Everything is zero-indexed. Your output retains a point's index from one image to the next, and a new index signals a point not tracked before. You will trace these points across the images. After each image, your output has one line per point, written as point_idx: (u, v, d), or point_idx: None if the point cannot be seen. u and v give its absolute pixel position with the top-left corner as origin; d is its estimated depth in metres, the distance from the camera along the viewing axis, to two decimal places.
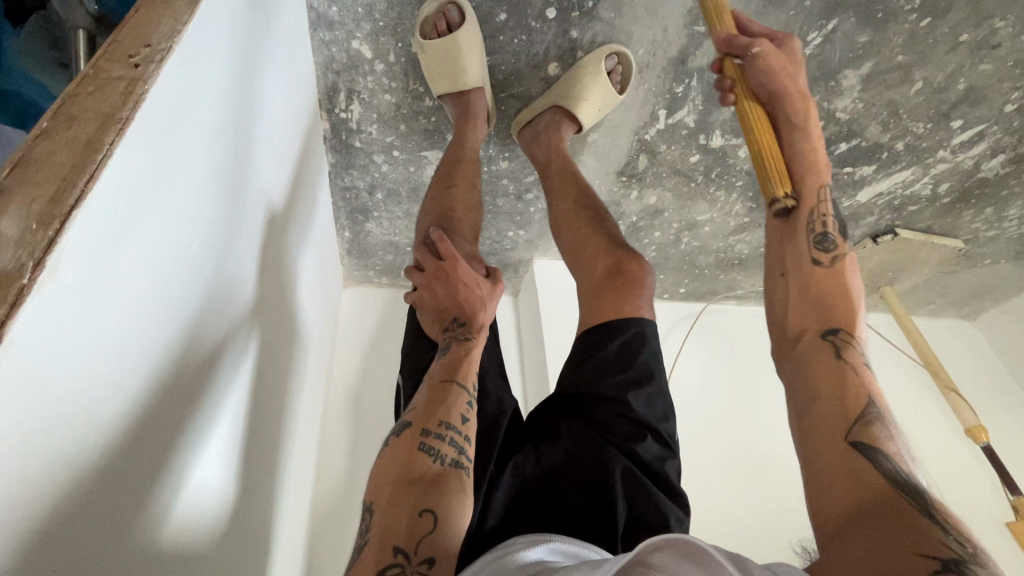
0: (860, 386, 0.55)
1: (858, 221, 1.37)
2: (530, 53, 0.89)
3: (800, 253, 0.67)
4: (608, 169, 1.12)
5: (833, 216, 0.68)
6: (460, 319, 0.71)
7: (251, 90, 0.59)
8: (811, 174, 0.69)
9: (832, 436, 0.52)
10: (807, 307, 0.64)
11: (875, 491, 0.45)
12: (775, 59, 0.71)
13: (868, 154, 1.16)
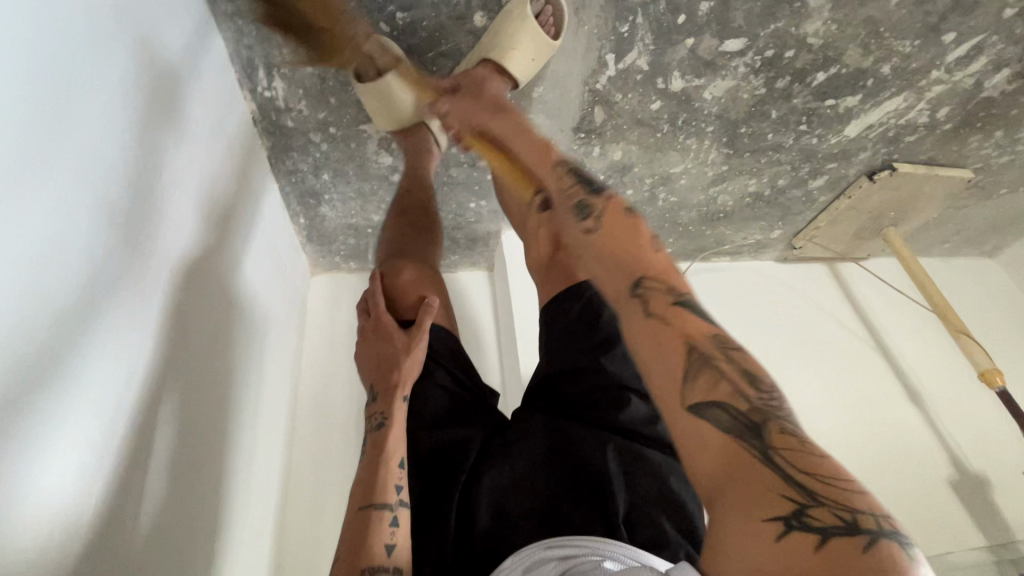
0: (676, 335, 0.43)
1: (850, 159, 1.26)
2: (451, 4, 0.82)
3: (571, 235, 0.56)
4: (563, 126, 1.05)
5: (573, 177, 0.59)
6: (379, 396, 0.70)
7: (105, 83, 0.55)
8: (535, 152, 0.64)
9: (661, 389, 0.42)
10: (608, 267, 0.50)
11: (723, 449, 0.37)
12: (466, 106, 0.78)
13: (850, 82, 1.06)
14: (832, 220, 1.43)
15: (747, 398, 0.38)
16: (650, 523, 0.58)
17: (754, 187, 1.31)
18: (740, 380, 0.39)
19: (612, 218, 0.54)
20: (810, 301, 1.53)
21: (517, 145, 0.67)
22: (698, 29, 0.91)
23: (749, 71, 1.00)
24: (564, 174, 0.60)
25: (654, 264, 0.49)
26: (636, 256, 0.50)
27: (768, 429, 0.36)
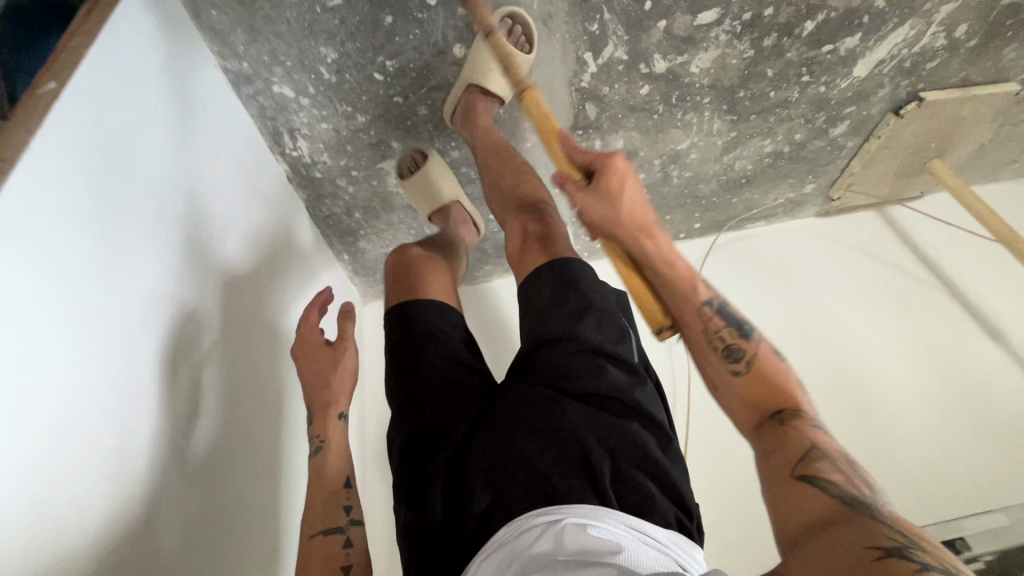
0: (803, 438, 0.58)
1: (868, 99, 1.21)
2: (431, 43, 0.91)
3: (717, 370, 0.68)
4: (560, 128, 1.11)
5: (726, 324, 0.70)
6: (315, 416, 0.85)
7: (166, 182, 0.74)
8: (681, 296, 0.72)
9: (780, 476, 0.56)
10: (745, 401, 0.65)
11: (829, 508, 0.51)
12: (595, 209, 0.73)
13: (844, 24, 1.03)
14: (867, 163, 1.37)
15: (858, 487, 0.53)
16: (637, 489, 0.62)
17: (771, 148, 1.29)
18: (858, 482, 0.54)
19: (762, 365, 0.67)
20: (861, 253, 1.48)
21: (663, 279, 0.73)
22: (667, 10, 0.94)
23: (732, 37, 1.01)
24: (712, 314, 0.71)
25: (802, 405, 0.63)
26: (791, 397, 0.64)
27: (874, 506, 0.51)
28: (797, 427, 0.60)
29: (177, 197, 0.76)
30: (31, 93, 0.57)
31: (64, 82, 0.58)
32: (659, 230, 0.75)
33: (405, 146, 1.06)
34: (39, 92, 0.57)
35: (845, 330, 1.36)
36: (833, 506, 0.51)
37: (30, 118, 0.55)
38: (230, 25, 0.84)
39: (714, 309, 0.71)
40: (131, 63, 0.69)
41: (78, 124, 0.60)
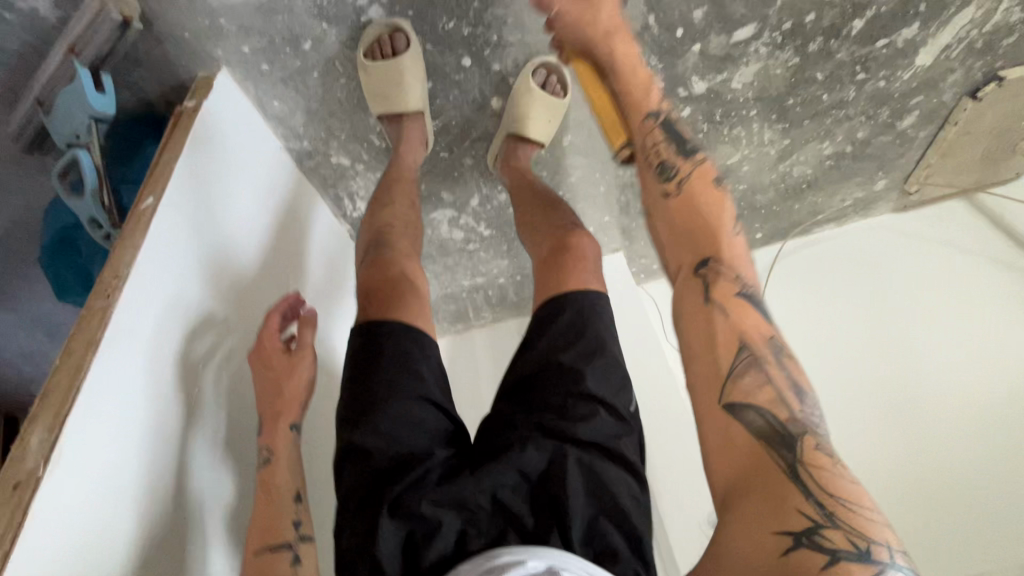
0: (730, 328, 0.57)
1: (937, 87, 1.12)
2: (470, 100, 0.96)
3: (651, 195, 0.71)
4: (602, 159, 1.11)
5: (667, 142, 0.73)
6: (265, 427, 0.74)
7: (249, 265, 0.82)
8: (633, 107, 0.76)
9: (710, 402, 0.55)
10: (675, 239, 0.66)
11: (753, 455, 0.50)
12: (568, 22, 0.79)
13: (899, 16, 0.97)
14: (945, 153, 1.26)
15: (788, 410, 0.51)
16: (603, 539, 0.61)
17: (831, 149, 1.22)
18: (784, 396, 0.52)
19: (692, 187, 0.68)
20: (943, 245, 1.37)
21: (624, 90, 0.78)
22: (700, 34, 0.93)
23: (773, 48, 0.98)
24: (658, 129, 0.74)
25: (726, 245, 0.63)
26: (714, 235, 0.64)
27: (800, 453, 0.48)
28: (714, 273, 0.61)
29: (259, 276, 0.84)
30: (137, 209, 0.66)
31: (159, 196, 0.67)
32: (629, 37, 0.78)
33: (453, 194, 1.11)
34: (141, 207, 0.66)
35: (924, 326, 1.28)
36: (759, 455, 0.49)
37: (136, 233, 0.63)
38: (291, 110, 0.91)
39: (661, 124, 0.74)
40: (218, 164, 0.78)
41: (173, 229, 0.68)
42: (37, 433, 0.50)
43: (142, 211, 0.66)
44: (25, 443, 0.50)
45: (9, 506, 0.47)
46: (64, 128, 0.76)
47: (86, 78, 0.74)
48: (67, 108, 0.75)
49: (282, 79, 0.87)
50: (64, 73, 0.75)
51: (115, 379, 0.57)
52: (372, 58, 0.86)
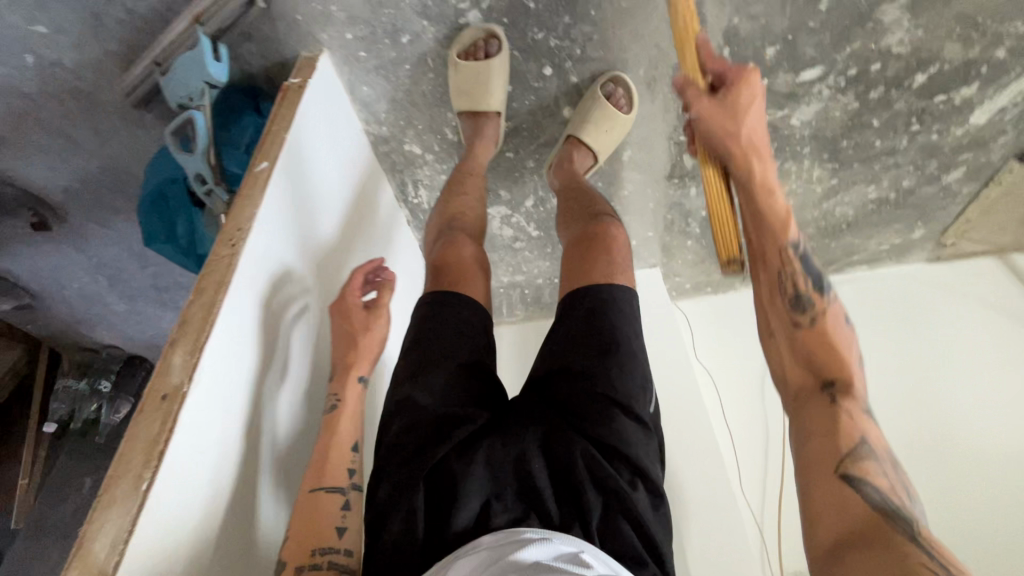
0: (852, 425, 0.60)
1: (987, 146, 1.16)
2: (543, 106, 1.02)
3: (779, 320, 0.69)
4: (656, 177, 1.17)
5: (805, 272, 0.70)
6: (337, 376, 0.78)
7: (330, 235, 0.87)
8: (770, 233, 0.71)
9: (820, 468, 0.58)
10: (802, 358, 0.66)
11: (868, 520, 0.52)
12: (717, 121, 0.70)
13: (961, 75, 1.01)
14: (986, 210, 1.30)
15: (899, 497, 0.54)
16: (615, 536, 0.63)
17: (875, 194, 1.26)
18: (898, 488, 0.55)
19: (826, 322, 0.68)
20: (972, 300, 1.40)
21: (755, 212, 0.71)
22: (770, 70, 0.98)
23: (836, 91, 1.02)
24: (793, 257, 0.70)
25: (855, 378, 0.63)
26: (842, 366, 0.64)
27: (918, 528, 0.51)
28: (841, 398, 0.61)
29: (335, 247, 0.89)
30: (252, 171, 0.72)
31: (272, 160, 0.73)
32: (770, 159, 0.71)
33: (511, 193, 1.16)
34: (257, 170, 0.71)
35: (946, 375, 1.32)
36: (870, 517, 0.52)
37: (255, 191, 0.69)
38: (377, 96, 0.97)
39: (799, 253, 0.71)
40: (312, 139, 0.83)
41: (280, 193, 0.73)
42: (179, 356, 0.56)
43: (255, 173, 0.72)
44: (168, 365, 0.56)
45: (161, 414, 0.53)
46: (180, 90, 0.82)
47: (206, 46, 0.81)
48: (185, 71, 0.82)
49: (376, 68, 0.93)
50: (188, 39, 0.82)
51: (236, 319, 0.62)
52: (464, 59, 0.91)
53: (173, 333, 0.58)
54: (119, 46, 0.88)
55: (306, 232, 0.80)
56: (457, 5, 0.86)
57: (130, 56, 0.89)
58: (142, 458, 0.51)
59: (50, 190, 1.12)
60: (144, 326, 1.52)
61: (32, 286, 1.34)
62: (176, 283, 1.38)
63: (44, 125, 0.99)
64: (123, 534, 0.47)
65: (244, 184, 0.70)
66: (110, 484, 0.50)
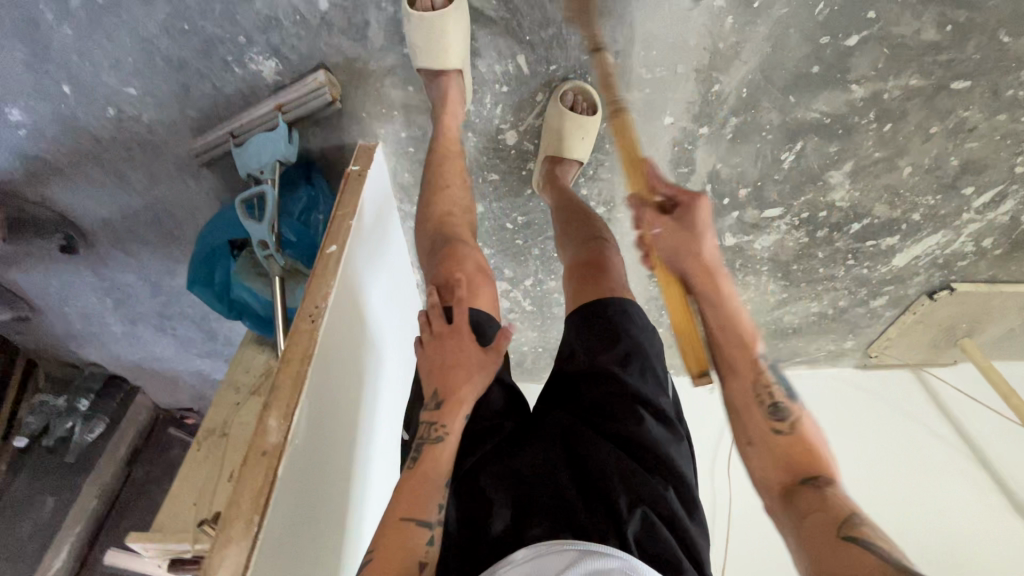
0: (843, 505, 0.63)
1: (905, 282, 1.41)
2: None
3: (763, 426, 0.73)
4: (640, 273, 1.35)
5: (777, 383, 0.76)
6: (440, 405, 0.73)
7: (370, 302, 1.02)
8: (740, 345, 0.77)
9: (825, 536, 0.60)
10: (777, 455, 0.70)
11: (879, 568, 0.54)
12: (675, 238, 0.80)
13: (886, 228, 1.26)
14: (903, 331, 1.55)
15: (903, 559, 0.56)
16: (660, 544, 0.67)
17: (817, 309, 1.49)
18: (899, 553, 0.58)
19: (804, 431, 0.72)
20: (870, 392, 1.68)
21: (709, 317, 0.79)
22: (741, 205, 1.19)
23: (791, 228, 1.25)
24: (759, 368, 0.76)
25: (832, 469, 0.69)
26: (818, 462, 0.69)
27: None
28: (831, 496, 0.65)
29: (371, 310, 1.03)
30: (322, 253, 0.85)
31: (339, 242, 0.86)
32: (729, 279, 0.81)
33: (514, 272, 1.31)
34: (327, 252, 0.84)
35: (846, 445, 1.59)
36: (881, 567, 0.54)
37: (329, 271, 0.82)
38: (416, 183, 1.12)
39: (769, 369, 0.77)
40: (368, 219, 0.99)
41: (346, 271, 0.88)
42: (274, 420, 0.70)
43: (325, 254, 0.85)
44: (265, 428, 0.70)
45: (264, 469, 0.67)
46: (251, 161, 0.95)
47: (283, 130, 0.94)
48: (261, 148, 0.94)
49: (420, 160, 1.08)
50: (267, 121, 0.96)
51: (310, 383, 0.76)
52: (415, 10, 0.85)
53: (267, 401, 0.71)
54: (196, 113, 0.99)
55: (357, 304, 0.95)
56: (499, 125, 1.03)
57: (204, 121, 1.01)
58: (250, 504, 0.65)
59: (86, 219, 1.18)
60: (136, 349, 1.55)
61: (33, 300, 1.36)
62: (180, 313, 1.43)
63: (103, 165, 1.08)
64: (241, 566, 0.62)
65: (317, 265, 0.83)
66: (225, 525, 0.64)
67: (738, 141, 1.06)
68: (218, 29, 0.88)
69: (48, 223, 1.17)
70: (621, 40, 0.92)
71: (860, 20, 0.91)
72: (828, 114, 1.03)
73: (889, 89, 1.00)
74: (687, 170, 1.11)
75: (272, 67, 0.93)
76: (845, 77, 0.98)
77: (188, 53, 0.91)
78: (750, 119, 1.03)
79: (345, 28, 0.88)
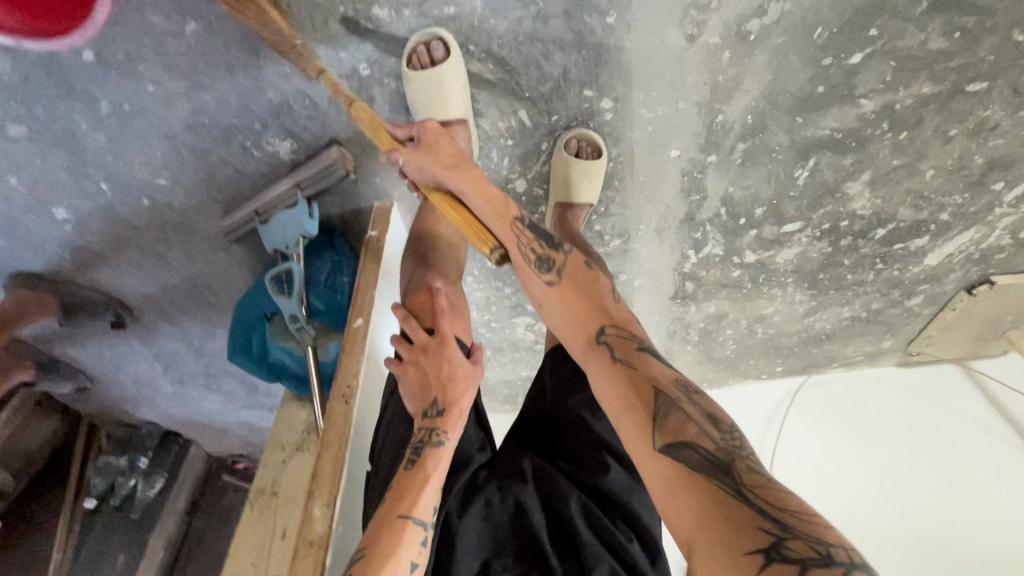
0: (641, 379, 0.69)
1: (940, 280, 1.37)
2: None
3: (540, 286, 0.84)
4: (662, 296, 1.35)
5: (536, 236, 0.85)
6: (433, 413, 0.78)
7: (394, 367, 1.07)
8: (499, 217, 0.86)
9: (640, 432, 0.65)
10: (577, 322, 0.80)
11: (695, 481, 0.58)
12: (420, 160, 0.86)
13: (914, 230, 1.23)
14: (944, 327, 1.49)
15: (715, 440, 0.61)
16: None
17: (850, 313, 1.45)
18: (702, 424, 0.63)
19: (569, 273, 0.84)
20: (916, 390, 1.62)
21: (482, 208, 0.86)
22: (758, 223, 1.18)
23: (813, 240, 1.23)
24: (523, 228, 0.85)
25: (609, 314, 0.79)
26: (598, 311, 0.80)
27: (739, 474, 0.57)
28: (621, 357, 0.73)
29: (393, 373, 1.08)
30: (349, 328, 0.89)
31: (365, 317, 0.90)
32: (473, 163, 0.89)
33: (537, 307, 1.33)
34: (354, 327, 0.89)
35: (885, 446, 1.57)
36: (705, 483, 0.57)
37: (358, 349, 0.87)
38: None
39: (528, 218, 0.87)
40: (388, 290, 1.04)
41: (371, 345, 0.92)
42: (318, 507, 0.75)
43: (351, 328, 0.89)
44: (311, 516, 0.74)
45: (314, 558, 0.72)
46: (277, 238, 1.00)
47: (304, 206, 0.99)
48: (284, 225, 1.00)
49: None
50: (287, 198, 1.01)
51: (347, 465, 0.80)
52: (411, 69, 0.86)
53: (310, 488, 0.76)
54: (222, 194, 1.05)
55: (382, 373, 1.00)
56: (508, 175, 1.05)
57: (230, 201, 1.06)
58: None
59: (132, 296, 1.26)
60: (186, 406, 1.63)
61: (90, 370, 1.46)
62: (223, 371, 1.50)
63: (143, 248, 1.15)
64: None
65: (345, 343, 0.88)
66: None
67: (748, 164, 1.06)
68: (234, 119, 0.93)
69: (98, 304, 1.25)
70: (620, 86, 0.93)
71: (862, 38, 0.89)
72: (839, 129, 1.02)
73: (901, 99, 0.97)
74: (699, 197, 1.11)
75: (288, 147, 0.97)
76: (853, 93, 0.96)
77: (210, 143, 0.96)
78: (758, 143, 1.02)
79: (353, 106, 0.92)
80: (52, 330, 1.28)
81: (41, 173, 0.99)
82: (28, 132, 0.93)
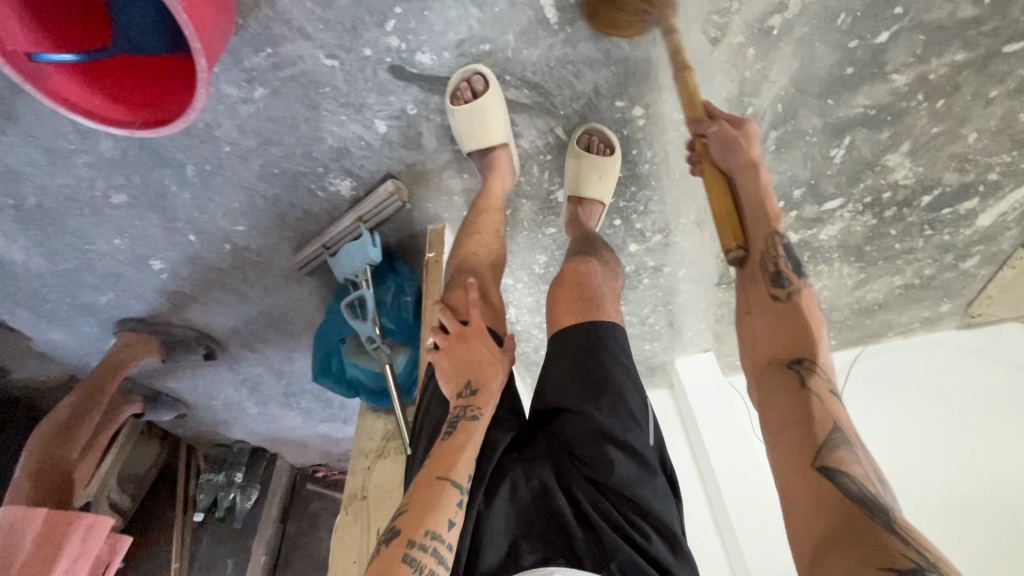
0: (823, 412, 0.68)
1: (997, 239, 1.34)
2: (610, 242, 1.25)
3: (762, 297, 0.84)
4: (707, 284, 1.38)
5: (785, 258, 0.85)
6: (470, 391, 0.83)
7: None
8: (763, 222, 0.87)
9: (805, 453, 0.64)
10: (774, 340, 0.80)
11: (842, 512, 0.58)
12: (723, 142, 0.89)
13: (961, 193, 1.21)
14: (1004, 286, 1.46)
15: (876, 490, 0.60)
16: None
17: (902, 281, 1.44)
18: (868, 471, 0.62)
19: (799, 301, 0.82)
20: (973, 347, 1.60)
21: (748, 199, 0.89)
22: (798, 204, 1.20)
23: (856, 214, 1.24)
24: (775, 245, 0.85)
25: (818, 355, 0.75)
26: (807, 346, 0.76)
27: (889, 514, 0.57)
28: (816, 372, 0.73)
29: None
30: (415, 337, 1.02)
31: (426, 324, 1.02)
32: (766, 172, 0.89)
33: None
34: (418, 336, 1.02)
35: (950, 409, 1.53)
36: (846, 503, 0.58)
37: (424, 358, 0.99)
38: None
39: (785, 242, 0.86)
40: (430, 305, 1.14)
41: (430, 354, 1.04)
42: None
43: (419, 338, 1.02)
44: None
45: None
46: (347, 268, 1.11)
47: (367, 237, 1.09)
48: (352, 256, 1.10)
49: None
50: (352, 231, 1.11)
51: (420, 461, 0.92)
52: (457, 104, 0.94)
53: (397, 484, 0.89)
54: (292, 233, 1.16)
55: None
56: (549, 187, 1.12)
57: (300, 238, 1.18)
58: None
59: (220, 330, 1.40)
60: (270, 424, 1.79)
61: (187, 399, 1.62)
62: (302, 390, 1.64)
63: (227, 288, 1.29)
64: None
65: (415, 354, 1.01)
66: None
67: (782, 150, 1.09)
68: (300, 166, 1.03)
69: (192, 340, 1.40)
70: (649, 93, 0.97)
71: (888, 17, 0.90)
72: (872, 106, 1.03)
73: (934, 69, 0.98)
74: None
75: (348, 185, 1.07)
76: (883, 69, 0.97)
77: (280, 190, 1.07)
78: (790, 128, 1.05)
79: (403, 142, 1.00)
80: (155, 366, 1.44)
81: (140, 232, 1.13)
82: (128, 199, 1.06)
